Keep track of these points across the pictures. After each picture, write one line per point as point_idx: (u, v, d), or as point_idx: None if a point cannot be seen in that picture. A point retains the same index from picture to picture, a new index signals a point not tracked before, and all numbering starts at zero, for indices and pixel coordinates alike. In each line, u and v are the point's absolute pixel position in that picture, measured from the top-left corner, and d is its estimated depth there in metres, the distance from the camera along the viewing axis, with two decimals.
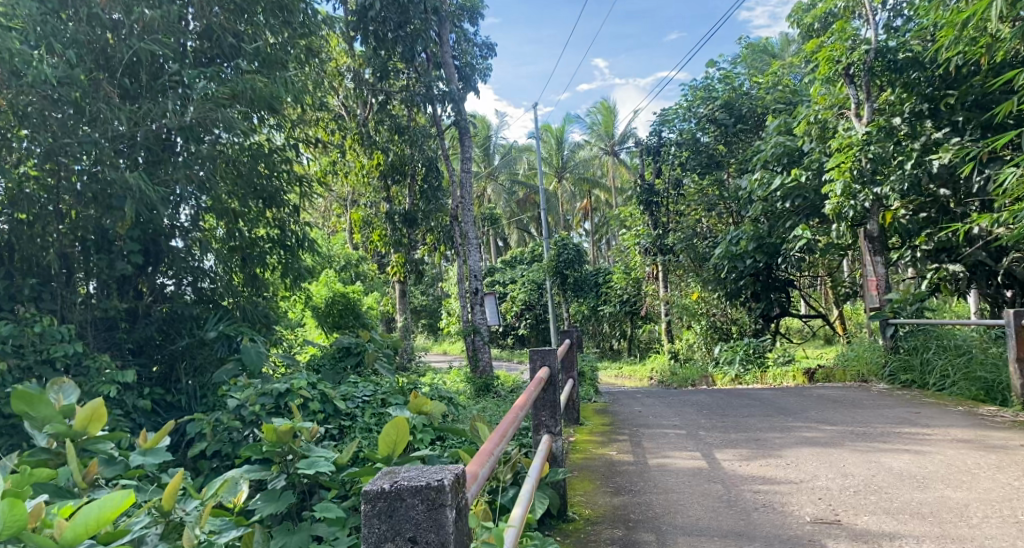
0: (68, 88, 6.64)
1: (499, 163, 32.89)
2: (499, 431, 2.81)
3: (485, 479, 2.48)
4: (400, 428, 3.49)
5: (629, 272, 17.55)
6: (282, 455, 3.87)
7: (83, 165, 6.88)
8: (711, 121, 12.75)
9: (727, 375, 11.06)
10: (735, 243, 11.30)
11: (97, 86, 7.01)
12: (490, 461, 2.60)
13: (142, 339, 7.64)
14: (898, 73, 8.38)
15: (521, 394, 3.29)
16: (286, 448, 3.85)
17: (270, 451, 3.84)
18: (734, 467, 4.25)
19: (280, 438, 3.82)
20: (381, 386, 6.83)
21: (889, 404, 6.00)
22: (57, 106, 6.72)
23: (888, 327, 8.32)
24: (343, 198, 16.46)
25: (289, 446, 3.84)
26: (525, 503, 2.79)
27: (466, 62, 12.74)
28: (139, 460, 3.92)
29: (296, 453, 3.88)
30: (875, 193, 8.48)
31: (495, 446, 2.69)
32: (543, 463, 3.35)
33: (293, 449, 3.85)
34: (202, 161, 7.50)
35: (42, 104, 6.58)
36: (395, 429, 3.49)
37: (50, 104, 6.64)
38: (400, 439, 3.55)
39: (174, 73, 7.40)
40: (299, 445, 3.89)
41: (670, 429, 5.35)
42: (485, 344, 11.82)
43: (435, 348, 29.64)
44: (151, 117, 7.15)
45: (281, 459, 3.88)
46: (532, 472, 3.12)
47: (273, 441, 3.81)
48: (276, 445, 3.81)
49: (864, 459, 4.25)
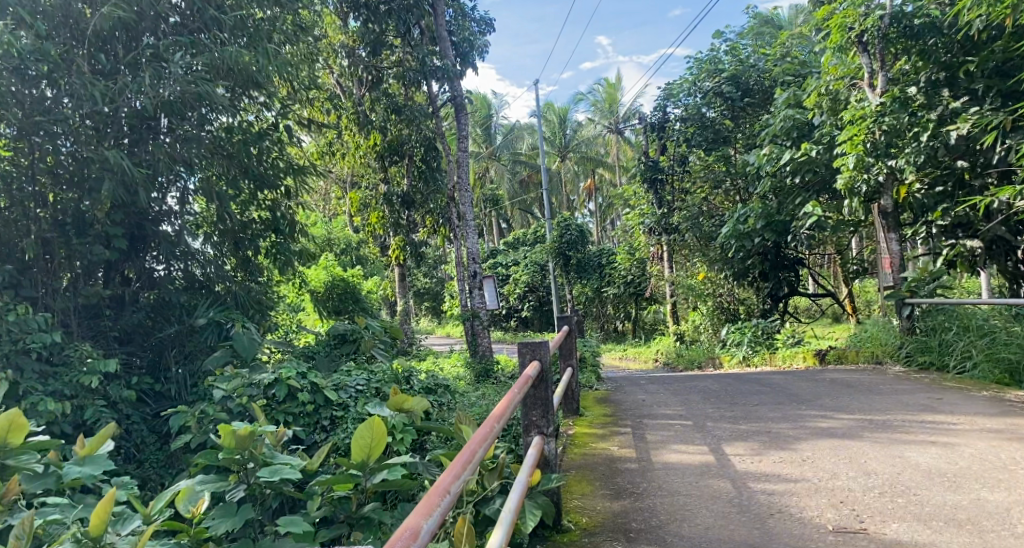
0: (39, 64, 6.28)
1: (501, 142, 32.26)
2: (458, 462, 2.48)
3: (430, 534, 2.15)
4: (377, 431, 3.30)
5: (633, 253, 17.24)
6: (243, 463, 3.62)
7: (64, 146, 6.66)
8: (717, 95, 12.31)
9: (734, 358, 10.77)
10: (743, 221, 10.85)
11: (70, 61, 6.63)
12: (440, 507, 2.27)
13: (129, 326, 7.29)
14: (916, 39, 8.08)
15: (500, 402, 2.95)
16: (246, 454, 3.61)
17: (228, 459, 3.59)
18: (745, 463, 3.94)
19: (239, 443, 3.58)
20: (374, 375, 6.50)
21: (907, 390, 5.64)
22: (29, 82, 6.38)
23: (905, 307, 7.88)
24: (341, 179, 16.09)
25: (249, 452, 3.60)
26: (502, 535, 2.48)
27: (464, 37, 12.32)
28: (75, 472, 3.75)
29: (257, 461, 3.63)
30: (889, 166, 8.08)
31: (448, 484, 2.35)
32: (532, 472, 3.03)
33: (254, 456, 3.61)
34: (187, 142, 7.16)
35: (12, 79, 6.25)
36: (372, 433, 3.31)
37: (21, 80, 6.32)
38: (376, 445, 3.38)
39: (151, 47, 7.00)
40: (260, 452, 3.65)
41: (676, 419, 5.02)
42: (485, 329, 11.50)
43: (438, 331, 29.44)
44: (127, 92, 6.74)
45: (241, 467, 3.62)
46: (513, 492, 2.80)
47: (232, 446, 3.58)
48: (235, 452, 3.58)
49: (888, 454, 3.92)
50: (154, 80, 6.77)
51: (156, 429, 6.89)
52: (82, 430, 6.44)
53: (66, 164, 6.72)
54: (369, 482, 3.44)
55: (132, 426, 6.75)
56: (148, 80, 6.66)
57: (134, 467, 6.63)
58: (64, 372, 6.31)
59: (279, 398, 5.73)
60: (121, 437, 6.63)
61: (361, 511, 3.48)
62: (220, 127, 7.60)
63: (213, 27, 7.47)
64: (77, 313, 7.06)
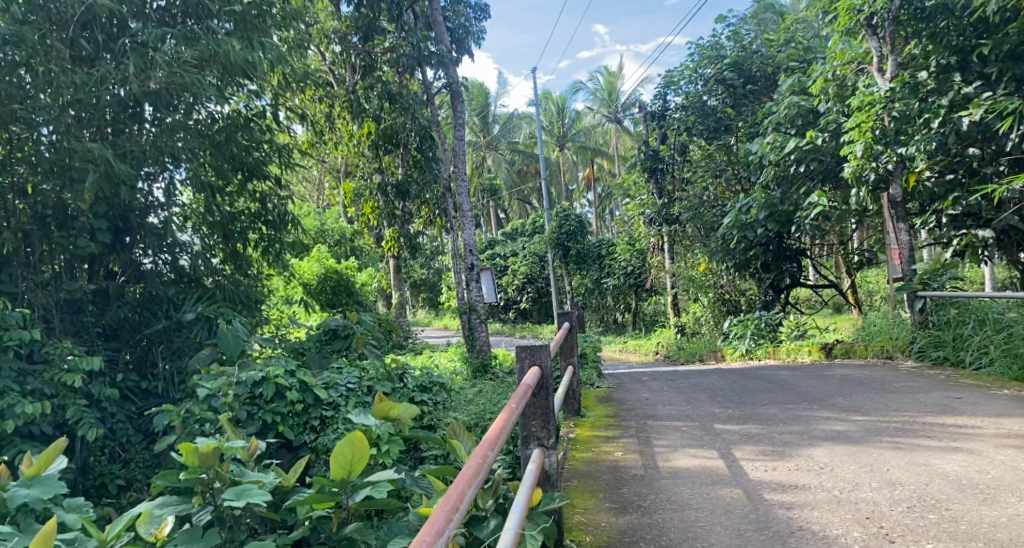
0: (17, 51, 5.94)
1: (499, 132, 31.80)
2: (442, 513, 2.18)
3: None
4: (358, 446, 3.18)
5: (633, 244, 16.99)
6: (208, 483, 3.45)
7: (44, 131, 6.34)
8: (719, 82, 11.99)
9: (737, 350, 10.50)
10: (745, 211, 10.47)
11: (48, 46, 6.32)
12: None
13: (114, 322, 7.05)
14: (926, 21, 7.77)
15: (494, 426, 2.65)
16: (211, 473, 3.44)
17: (191, 479, 3.43)
18: (758, 470, 3.69)
19: (202, 461, 3.43)
20: (367, 372, 6.27)
21: (923, 388, 5.38)
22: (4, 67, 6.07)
23: (917, 301, 7.64)
24: (334, 169, 15.77)
25: (214, 470, 3.44)
26: None
27: (459, 23, 12.07)
28: (23, 496, 3.53)
29: (224, 480, 3.46)
30: (898, 154, 7.76)
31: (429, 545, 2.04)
32: (531, 496, 2.75)
33: (220, 475, 3.44)
34: (177, 131, 6.90)
35: None
36: (351, 448, 3.19)
37: None
38: (358, 460, 3.24)
39: (136, 35, 6.67)
40: (227, 471, 3.48)
41: (681, 421, 4.77)
42: (482, 322, 11.22)
43: (435, 323, 29.14)
44: (110, 82, 6.45)
45: (205, 488, 3.45)
46: (510, 525, 2.50)
47: (194, 464, 3.43)
48: (198, 471, 3.41)
49: (912, 462, 3.66)
50: (141, 69, 6.47)
51: (142, 427, 6.68)
52: (63, 429, 6.19)
53: (44, 155, 6.39)
54: (350, 499, 3.29)
55: (117, 424, 6.52)
56: (133, 69, 6.37)
57: (118, 468, 6.38)
58: (44, 370, 6.04)
59: (267, 396, 5.49)
60: (105, 436, 6.39)
61: (343, 531, 3.29)
62: (205, 117, 7.27)
63: (202, 14, 7.12)
64: (60, 308, 6.77)
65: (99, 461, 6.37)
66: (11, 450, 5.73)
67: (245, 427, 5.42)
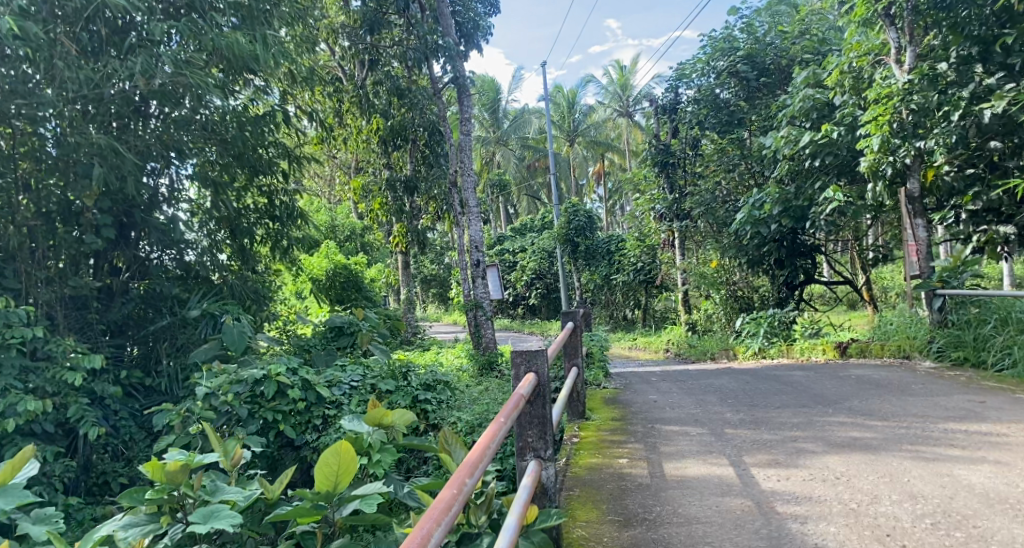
0: (21, 46, 5.73)
1: (508, 126, 31.37)
2: None
3: None
4: (345, 456, 3.28)
5: (643, 239, 16.78)
6: (178, 500, 3.57)
7: (53, 125, 6.21)
8: (732, 74, 11.75)
9: (749, 349, 10.25)
10: (758, 206, 10.23)
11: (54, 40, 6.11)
12: None
13: (118, 318, 6.94)
14: (946, 11, 7.36)
15: (474, 449, 2.44)
16: (181, 490, 3.57)
17: (160, 496, 3.55)
18: (770, 480, 3.53)
19: (171, 478, 3.57)
20: (371, 370, 6.15)
21: (943, 391, 5.19)
22: (7, 62, 5.92)
23: (935, 299, 7.41)
24: (343, 164, 15.64)
25: (184, 487, 3.57)
26: None
27: (469, 17, 11.88)
28: None
29: (195, 497, 3.58)
30: (917, 148, 7.52)
31: None
32: (519, 521, 2.55)
33: (189, 492, 3.56)
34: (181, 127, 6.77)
35: None
36: (337, 460, 3.29)
37: None
38: (346, 471, 3.34)
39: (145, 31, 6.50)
40: (197, 489, 3.60)
41: (690, 425, 4.61)
42: (489, 319, 11.06)
43: (445, 319, 28.96)
44: (115, 79, 6.24)
45: (176, 506, 3.56)
46: None
47: (163, 481, 3.57)
48: (167, 487, 3.55)
49: (935, 472, 3.49)
50: (147, 66, 6.25)
51: (145, 425, 6.55)
52: (65, 427, 6.09)
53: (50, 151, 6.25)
54: (337, 513, 3.39)
55: (120, 422, 6.40)
56: (138, 67, 6.18)
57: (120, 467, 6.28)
58: (46, 368, 5.91)
59: (268, 395, 5.37)
60: (108, 433, 6.29)
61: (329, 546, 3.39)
62: (214, 113, 7.03)
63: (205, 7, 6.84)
64: (64, 305, 6.63)
65: (103, 458, 6.27)
66: (12, 449, 5.63)
67: (246, 426, 5.31)
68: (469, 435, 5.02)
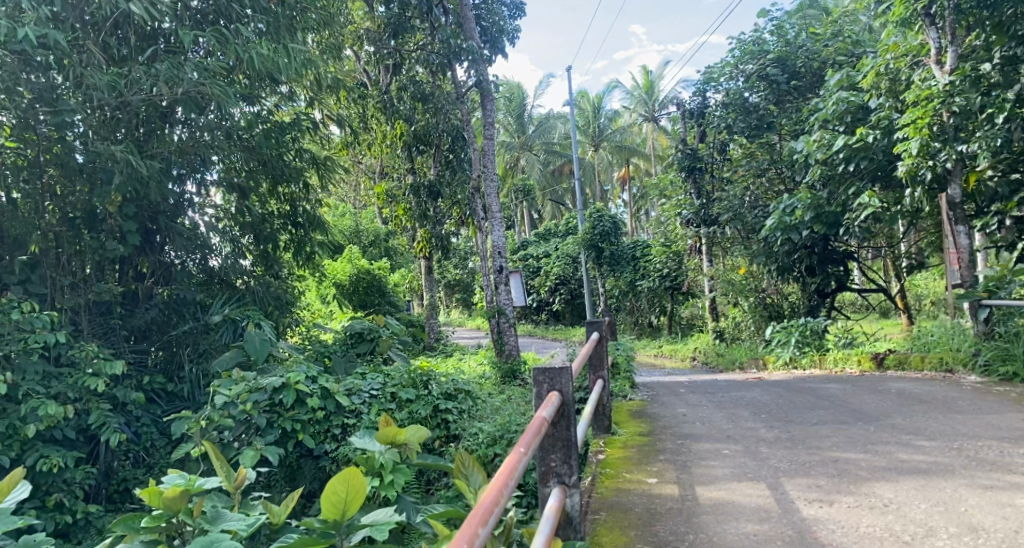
0: (48, 53, 5.66)
1: (533, 131, 31.13)
2: None
3: None
4: (351, 483, 3.20)
5: (669, 245, 16.48)
6: (176, 527, 3.51)
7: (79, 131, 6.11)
8: (761, 78, 11.43)
9: (780, 358, 9.93)
10: (788, 212, 9.94)
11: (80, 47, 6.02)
12: None
13: (142, 324, 6.79)
14: (990, 9, 7.04)
15: (489, 491, 2.22)
16: (179, 517, 3.49)
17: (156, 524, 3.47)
18: (814, 506, 3.31)
19: (170, 505, 3.48)
20: (391, 379, 6.02)
21: (993, 408, 4.90)
22: (35, 69, 5.74)
23: (981, 310, 7.11)
24: (368, 170, 15.55)
25: (183, 515, 3.48)
26: None
27: (493, 22, 11.75)
28: None
29: (194, 525, 3.48)
30: (959, 151, 7.16)
31: None
32: None
33: (189, 520, 3.47)
34: (206, 131, 6.62)
35: (18, 66, 5.59)
36: (344, 487, 3.21)
37: (28, 66, 5.68)
38: (354, 498, 3.24)
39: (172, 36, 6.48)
40: (198, 516, 3.51)
41: (724, 442, 4.39)
42: (511, 326, 10.88)
43: (468, 324, 28.78)
44: (140, 85, 6.13)
45: (174, 532, 3.51)
46: None
47: (160, 508, 3.48)
48: (165, 515, 3.47)
49: (995, 502, 3.25)
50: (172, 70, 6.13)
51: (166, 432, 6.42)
52: (86, 434, 6.01)
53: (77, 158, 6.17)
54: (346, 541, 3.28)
55: (141, 428, 6.31)
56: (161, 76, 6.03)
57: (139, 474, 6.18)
58: (69, 374, 5.83)
59: (287, 404, 5.25)
60: (129, 440, 6.19)
61: None
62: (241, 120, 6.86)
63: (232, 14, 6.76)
64: (89, 309, 6.54)
65: (124, 465, 6.20)
66: (33, 456, 5.50)
67: (265, 436, 5.20)
68: (491, 449, 4.85)
